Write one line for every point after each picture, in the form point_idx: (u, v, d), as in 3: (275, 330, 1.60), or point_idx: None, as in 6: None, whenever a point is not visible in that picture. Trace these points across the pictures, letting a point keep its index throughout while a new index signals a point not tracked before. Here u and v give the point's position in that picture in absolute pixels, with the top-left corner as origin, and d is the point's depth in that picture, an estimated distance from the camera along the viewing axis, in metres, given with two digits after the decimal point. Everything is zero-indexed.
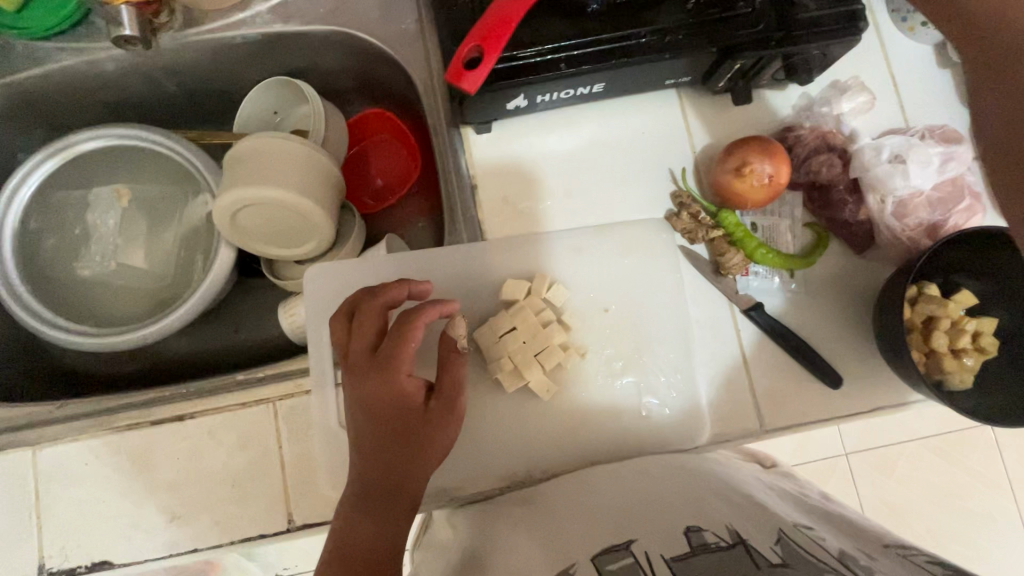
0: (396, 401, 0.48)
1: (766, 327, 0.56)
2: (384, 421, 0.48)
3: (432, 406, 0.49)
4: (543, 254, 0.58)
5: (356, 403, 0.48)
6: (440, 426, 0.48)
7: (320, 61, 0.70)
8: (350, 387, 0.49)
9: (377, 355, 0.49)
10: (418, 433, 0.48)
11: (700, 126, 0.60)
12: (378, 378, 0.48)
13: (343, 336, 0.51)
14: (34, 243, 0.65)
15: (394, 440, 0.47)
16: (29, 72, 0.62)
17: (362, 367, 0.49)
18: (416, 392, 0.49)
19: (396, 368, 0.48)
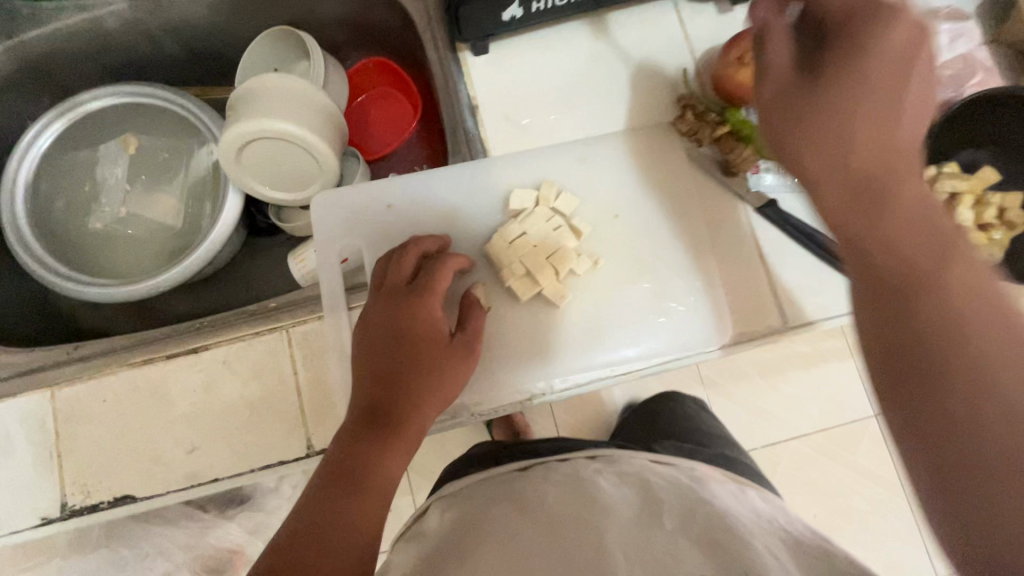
0: (423, 331, 0.47)
1: (784, 222, 0.54)
2: (408, 347, 0.46)
3: (457, 343, 0.48)
4: (547, 168, 0.57)
5: (381, 328, 0.47)
6: (461, 363, 0.48)
7: (317, 10, 0.71)
8: (375, 313, 0.48)
9: (412, 288, 0.48)
10: (442, 367, 0.47)
11: (699, 30, 0.60)
12: (409, 305, 0.47)
13: (379, 268, 0.51)
14: (46, 200, 0.66)
15: (414, 369, 0.46)
16: (35, 31, 0.63)
17: (391, 294, 0.48)
18: (444, 327, 0.48)
19: (430, 300, 0.48)
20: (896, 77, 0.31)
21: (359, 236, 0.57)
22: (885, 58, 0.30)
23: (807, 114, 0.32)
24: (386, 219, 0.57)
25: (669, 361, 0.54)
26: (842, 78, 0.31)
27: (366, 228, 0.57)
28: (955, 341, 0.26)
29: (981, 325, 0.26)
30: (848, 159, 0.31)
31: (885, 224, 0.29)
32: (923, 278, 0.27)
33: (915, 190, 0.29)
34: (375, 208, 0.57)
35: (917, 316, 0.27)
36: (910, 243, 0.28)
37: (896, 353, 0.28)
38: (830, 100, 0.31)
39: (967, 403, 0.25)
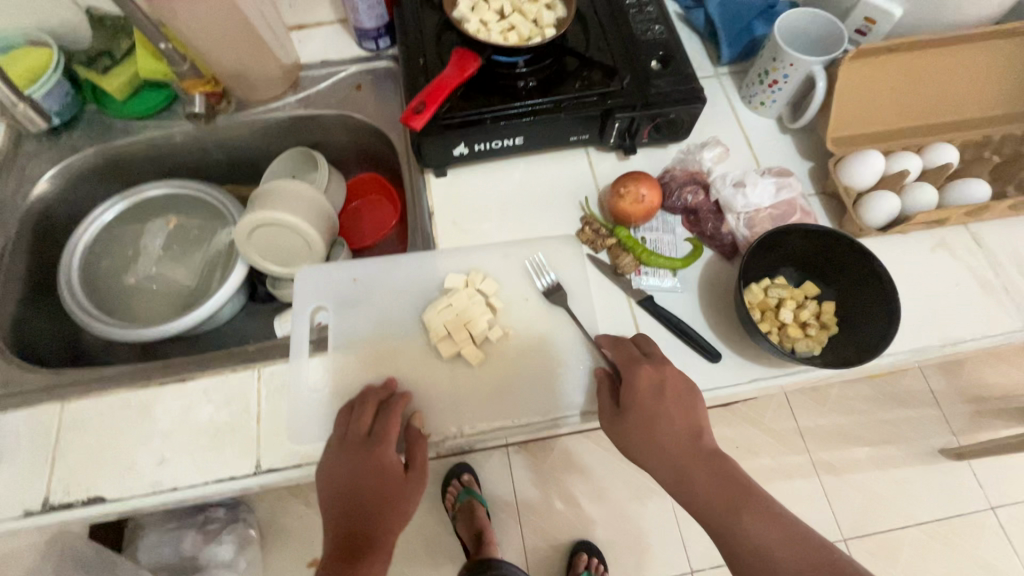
0: (383, 471, 0.60)
1: (655, 312, 0.70)
2: (374, 486, 0.60)
3: (410, 474, 0.61)
4: (479, 260, 0.75)
5: (347, 474, 0.60)
6: (414, 490, 0.61)
7: (330, 138, 0.95)
8: (337, 463, 0.60)
9: (369, 438, 0.62)
10: (398, 496, 0.60)
11: (602, 170, 0.81)
12: (370, 454, 0.61)
13: (342, 419, 0.64)
14: (95, 259, 0.85)
15: (379, 501, 0.60)
16: (123, 140, 0.87)
17: (354, 446, 0.62)
18: (398, 463, 0.61)
19: (386, 446, 0.61)
20: (658, 399, 0.58)
21: (327, 300, 0.73)
22: (648, 403, 0.58)
23: (634, 439, 0.57)
24: (351, 289, 0.74)
25: (561, 418, 0.66)
26: (634, 414, 0.58)
27: (335, 294, 0.74)
28: (741, 541, 0.51)
29: (739, 525, 0.51)
30: (658, 459, 0.56)
31: (685, 481, 0.55)
32: (712, 510, 0.53)
33: (698, 480, 0.54)
34: (343, 280, 0.75)
35: (705, 516, 0.54)
36: (704, 493, 0.54)
37: (722, 545, 0.53)
38: (636, 431, 0.58)
39: (753, 560, 0.50)
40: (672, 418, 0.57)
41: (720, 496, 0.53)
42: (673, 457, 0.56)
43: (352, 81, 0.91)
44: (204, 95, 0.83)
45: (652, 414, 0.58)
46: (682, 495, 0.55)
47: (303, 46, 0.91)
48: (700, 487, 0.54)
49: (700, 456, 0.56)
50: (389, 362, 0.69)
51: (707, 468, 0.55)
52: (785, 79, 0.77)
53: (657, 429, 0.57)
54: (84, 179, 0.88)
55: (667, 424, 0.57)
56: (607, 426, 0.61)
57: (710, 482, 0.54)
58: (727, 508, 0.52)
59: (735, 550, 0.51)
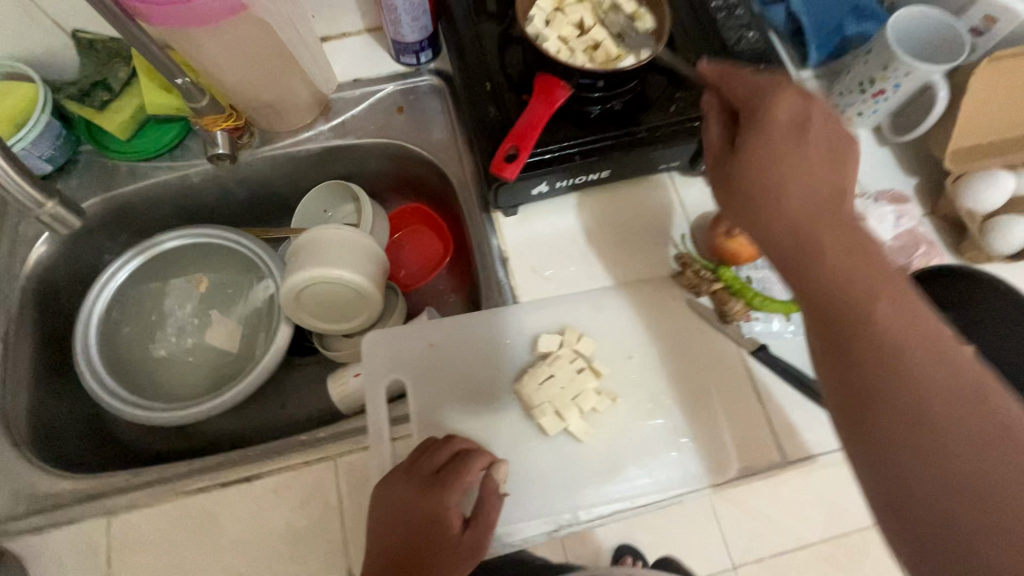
0: (434, 522, 0.53)
1: (774, 365, 0.63)
2: (420, 538, 0.53)
3: (464, 540, 0.53)
4: (569, 314, 0.66)
5: (397, 512, 0.53)
6: (461, 562, 0.52)
7: (367, 167, 0.84)
8: (394, 495, 0.54)
9: (435, 480, 0.54)
10: (443, 558, 0.52)
11: (691, 199, 0.72)
12: (426, 499, 0.53)
13: (424, 445, 0.58)
14: (114, 328, 0.73)
15: (420, 556, 0.52)
16: (131, 186, 0.75)
17: (416, 481, 0.54)
18: (455, 520, 0.53)
19: (446, 498, 0.53)
20: (833, 217, 0.42)
21: (403, 371, 0.64)
22: (818, 200, 0.42)
23: (761, 202, 0.43)
24: (428, 356, 0.65)
25: (683, 493, 0.60)
26: (784, 208, 0.42)
27: (410, 363, 0.65)
28: (913, 457, 0.35)
29: (932, 415, 0.35)
30: (828, 269, 0.41)
31: (847, 322, 0.40)
32: (896, 392, 0.37)
33: (879, 307, 0.39)
34: (416, 346, 0.66)
35: (869, 389, 0.38)
36: (828, 279, 0.41)
37: (875, 445, 0.37)
38: (779, 211, 0.42)
39: (922, 485, 0.35)
40: (856, 235, 0.41)
41: (924, 361, 0.37)
42: (795, 210, 0.42)
43: (392, 103, 0.80)
44: (227, 131, 0.71)
45: (819, 219, 0.42)
46: (834, 353, 0.40)
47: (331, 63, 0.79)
48: (888, 322, 0.38)
49: (907, 301, 0.39)
50: (485, 443, 0.61)
51: (901, 323, 0.38)
52: (894, 88, 0.68)
53: (828, 239, 0.41)
54: (87, 233, 0.75)
55: (851, 251, 0.41)
56: (711, 171, 0.47)
57: (908, 332, 0.38)
58: (933, 385, 0.36)
59: (905, 469, 0.36)
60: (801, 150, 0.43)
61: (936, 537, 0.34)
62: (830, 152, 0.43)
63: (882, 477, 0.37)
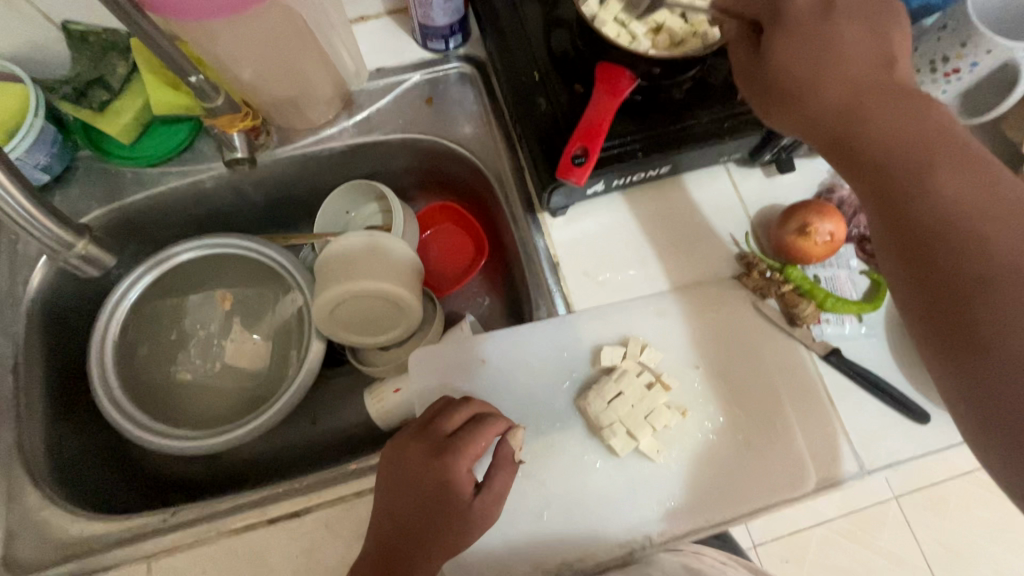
0: (446, 490, 0.49)
1: (849, 371, 0.59)
2: (431, 505, 0.49)
3: (476, 505, 0.50)
4: (629, 322, 0.62)
5: (407, 478, 0.49)
6: (472, 526, 0.49)
7: (392, 164, 0.78)
8: (405, 458, 0.50)
9: (448, 444, 0.50)
10: (456, 524, 0.49)
11: (750, 191, 0.67)
12: (439, 465, 0.49)
13: (438, 406, 0.54)
14: (130, 351, 0.68)
15: (429, 522, 0.49)
16: (138, 195, 0.68)
17: (429, 444, 0.50)
18: (467, 485, 0.49)
19: (460, 462, 0.49)
20: (882, 88, 0.44)
21: (455, 391, 0.60)
22: (850, 48, 0.45)
23: (790, 52, 0.45)
24: (481, 373, 0.61)
25: (759, 509, 0.57)
26: (824, 74, 0.44)
27: (462, 383, 0.60)
28: (974, 310, 0.37)
29: (1000, 257, 0.37)
30: (877, 133, 0.43)
31: (914, 195, 0.41)
32: (956, 233, 0.39)
33: (943, 174, 0.41)
34: (468, 363, 0.61)
35: (931, 254, 0.40)
36: (889, 140, 0.43)
37: (938, 314, 0.39)
38: (795, 35, 0.45)
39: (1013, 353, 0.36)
40: (914, 107, 0.43)
41: (993, 218, 0.38)
42: (847, 94, 0.44)
43: (420, 94, 0.73)
44: (244, 132, 0.64)
45: (860, 82, 0.44)
46: (901, 236, 0.41)
47: None
48: (952, 185, 0.40)
49: (976, 174, 0.40)
50: (548, 464, 0.57)
51: (905, 114, 0.43)
52: (970, 68, 0.63)
53: (881, 122, 0.43)
54: None
55: (912, 130, 0.42)
56: (750, 91, 0.49)
57: (974, 194, 0.40)
58: (997, 237, 0.38)
59: (961, 284, 0.38)
60: (835, 24, 0.45)
61: (1002, 397, 0.36)
62: (880, 48, 0.45)
63: (943, 342, 0.39)
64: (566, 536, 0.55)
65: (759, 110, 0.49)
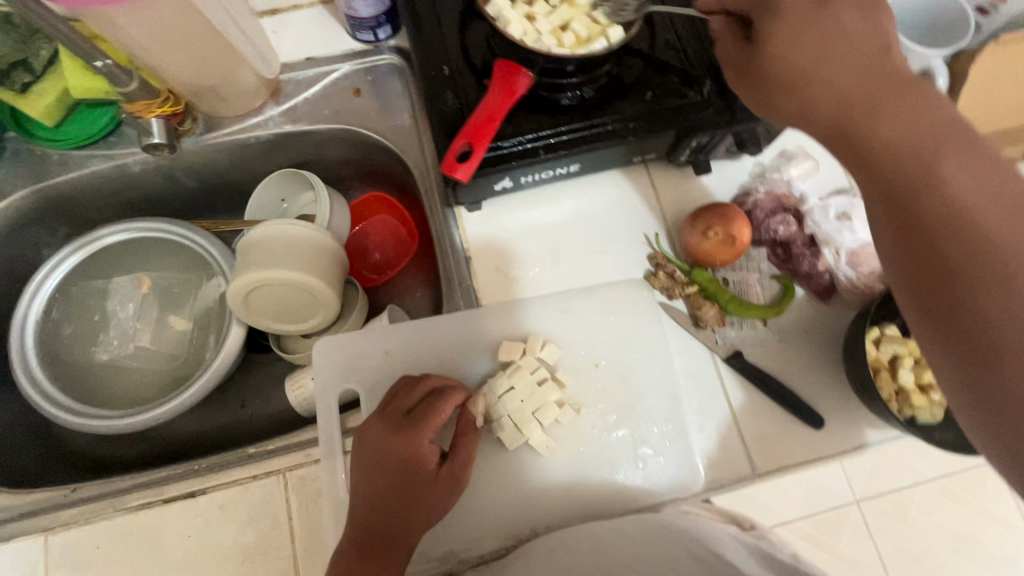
0: (413, 462, 0.52)
1: (747, 375, 0.60)
2: (401, 478, 0.52)
3: (443, 473, 0.53)
4: (535, 318, 0.63)
5: (375, 457, 0.52)
6: (444, 492, 0.53)
7: (324, 153, 0.79)
8: (370, 439, 0.53)
9: (409, 419, 0.53)
10: (428, 492, 0.52)
11: (667, 192, 0.67)
12: (402, 439, 0.52)
13: (396, 387, 0.57)
14: (54, 330, 0.69)
15: (402, 497, 0.51)
16: (61, 177, 0.69)
17: (389, 421, 0.53)
18: (433, 454, 0.53)
19: (420, 434, 0.52)
20: (885, 78, 0.40)
21: (357, 381, 0.61)
22: (851, 39, 0.41)
23: (794, 40, 0.41)
24: (384, 365, 0.62)
25: (647, 506, 0.58)
26: (824, 66, 0.40)
27: (364, 373, 0.61)
28: (988, 309, 0.33)
29: (1007, 251, 0.33)
30: (880, 121, 0.38)
31: (922, 189, 0.36)
32: (965, 226, 0.34)
33: (948, 163, 0.36)
34: (372, 355, 0.62)
35: (937, 248, 0.35)
36: (893, 131, 0.38)
37: (942, 313, 0.35)
38: (797, 27, 0.41)
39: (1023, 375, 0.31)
40: (917, 96, 0.39)
41: (1002, 212, 0.34)
42: (848, 85, 0.40)
43: (349, 85, 0.73)
44: (163, 118, 0.65)
45: (862, 71, 0.40)
46: (906, 237, 0.36)
47: (280, 38, 0.72)
48: (960, 174, 0.35)
49: (983, 162, 0.36)
50: None
51: (914, 105, 0.38)
52: None
53: (888, 111, 0.38)
54: (20, 226, 0.70)
55: (917, 119, 0.38)
56: (744, 87, 0.45)
57: (984, 184, 0.35)
58: (1008, 231, 0.33)
59: (972, 286, 0.33)
60: (833, 12, 0.42)
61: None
62: (879, 36, 0.41)
63: (955, 359, 0.34)
64: (452, 524, 0.57)
65: (754, 102, 0.45)
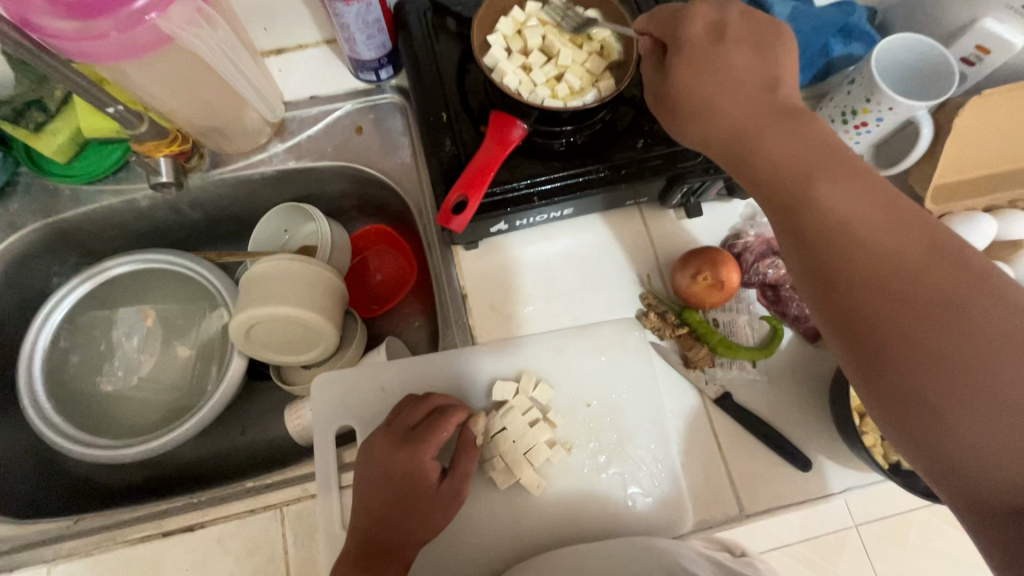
0: (414, 476, 0.54)
1: (734, 416, 0.61)
2: (403, 492, 0.53)
3: (443, 488, 0.54)
4: (530, 356, 0.64)
5: (378, 472, 0.54)
6: (444, 507, 0.54)
7: (326, 188, 0.81)
8: (374, 454, 0.55)
9: (413, 435, 0.55)
10: (428, 506, 0.54)
11: (660, 233, 0.69)
12: (404, 454, 0.54)
13: (401, 404, 0.59)
14: (60, 360, 0.71)
15: (403, 510, 0.53)
16: (72, 212, 0.71)
17: (394, 436, 0.55)
18: (434, 470, 0.54)
19: (422, 451, 0.54)
20: (769, 109, 0.45)
21: (353, 417, 0.63)
22: (739, 74, 0.46)
23: (693, 76, 0.46)
24: (380, 401, 0.63)
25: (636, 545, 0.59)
26: (717, 99, 0.46)
27: (360, 410, 0.63)
28: (868, 311, 0.39)
29: (871, 256, 0.39)
30: (768, 149, 0.44)
31: (801, 204, 0.42)
32: (843, 241, 0.40)
33: (824, 183, 0.42)
34: (369, 391, 0.64)
35: (822, 259, 0.41)
36: (775, 154, 0.44)
37: (834, 314, 0.40)
38: (697, 61, 0.47)
39: (894, 357, 0.37)
40: (798, 126, 0.44)
41: (872, 224, 0.40)
42: (736, 114, 0.46)
43: (351, 123, 0.76)
44: (170, 156, 0.67)
45: (754, 105, 0.45)
46: (797, 248, 0.42)
47: (285, 76, 0.75)
48: (833, 192, 0.41)
49: (852, 178, 0.42)
50: None
51: (792, 130, 0.44)
52: (877, 122, 0.63)
53: (769, 138, 0.44)
54: (31, 258, 0.72)
55: (800, 146, 0.43)
56: (659, 112, 0.50)
57: (857, 200, 0.41)
58: (877, 241, 0.39)
59: (846, 287, 0.40)
60: (727, 51, 0.46)
61: (903, 392, 0.37)
62: (768, 71, 0.46)
63: (847, 350, 0.40)
64: (443, 561, 0.58)
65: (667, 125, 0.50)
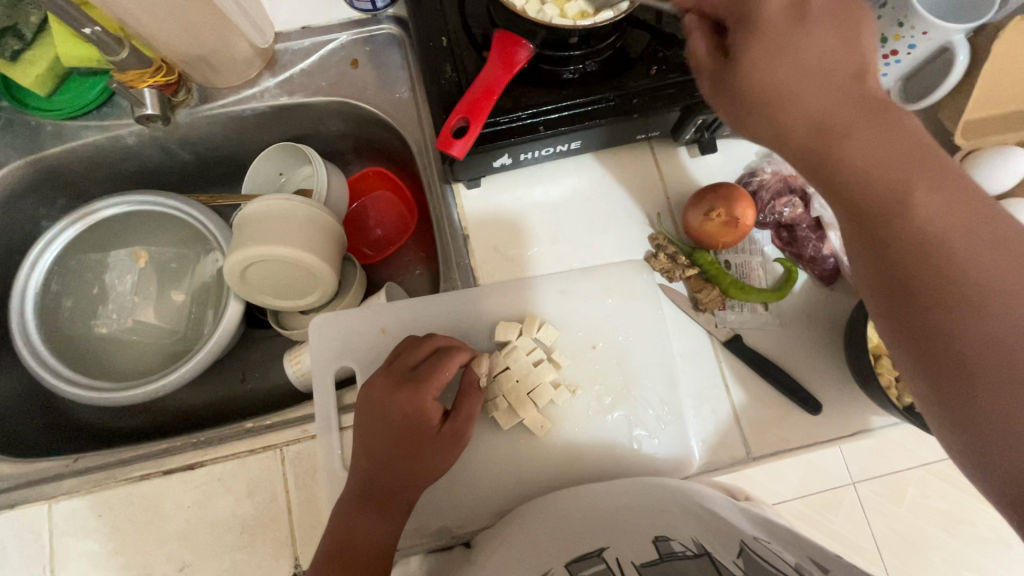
0: (417, 418, 0.52)
1: (744, 358, 0.59)
2: (404, 434, 0.52)
3: (445, 431, 0.53)
4: (535, 298, 0.62)
5: (378, 413, 0.52)
6: (446, 449, 0.53)
7: (321, 128, 0.77)
8: (373, 395, 0.53)
9: (413, 377, 0.53)
10: (430, 447, 0.52)
11: (671, 172, 0.66)
12: (403, 396, 0.52)
13: (403, 344, 0.57)
14: (53, 303, 0.69)
15: (405, 452, 0.52)
16: (54, 149, 0.68)
17: (393, 377, 0.53)
18: (437, 412, 0.53)
19: (425, 390, 0.52)
20: (865, 105, 0.37)
21: (353, 358, 0.61)
22: (825, 59, 0.38)
23: (771, 63, 0.38)
24: (379, 343, 0.62)
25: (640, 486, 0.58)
26: (800, 94, 0.38)
27: (359, 351, 0.61)
28: (958, 340, 0.33)
29: (969, 277, 0.33)
30: (857, 149, 0.36)
31: (892, 219, 0.35)
32: (943, 263, 0.34)
33: (923, 193, 0.35)
34: (368, 333, 0.62)
35: (911, 280, 0.34)
36: (867, 161, 0.36)
37: (916, 338, 0.35)
38: (775, 42, 0.38)
39: (992, 387, 0.31)
40: (891, 120, 0.36)
41: (972, 244, 0.34)
42: (819, 112, 0.37)
43: (347, 56, 0.71)
44: (155, 88, 0.64)
45: (842, 98, 0.37)
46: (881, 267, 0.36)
47: (275, 5, 0.70)
48: (928, 202, 0.34)
49: (951, 188, 0.35)
50: None
51: (887, 130, 0.36)
52: (908, 50, 0.59)
53: (859, 138, 0.36)
54: (17, 198, 0.70)
55: (895, 147, 0.36)
56: (716, 102, 0.42)
57: (958, 217, 0.34)
58: (977, 262, 0.33)
59: (938, 306, 0.33)
60: (809, 30, 0.38)
61: (1002, 437, 0.31)
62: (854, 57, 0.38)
63: (934, 377, 0.34)
64: (446, 500, 0.57)
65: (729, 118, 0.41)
